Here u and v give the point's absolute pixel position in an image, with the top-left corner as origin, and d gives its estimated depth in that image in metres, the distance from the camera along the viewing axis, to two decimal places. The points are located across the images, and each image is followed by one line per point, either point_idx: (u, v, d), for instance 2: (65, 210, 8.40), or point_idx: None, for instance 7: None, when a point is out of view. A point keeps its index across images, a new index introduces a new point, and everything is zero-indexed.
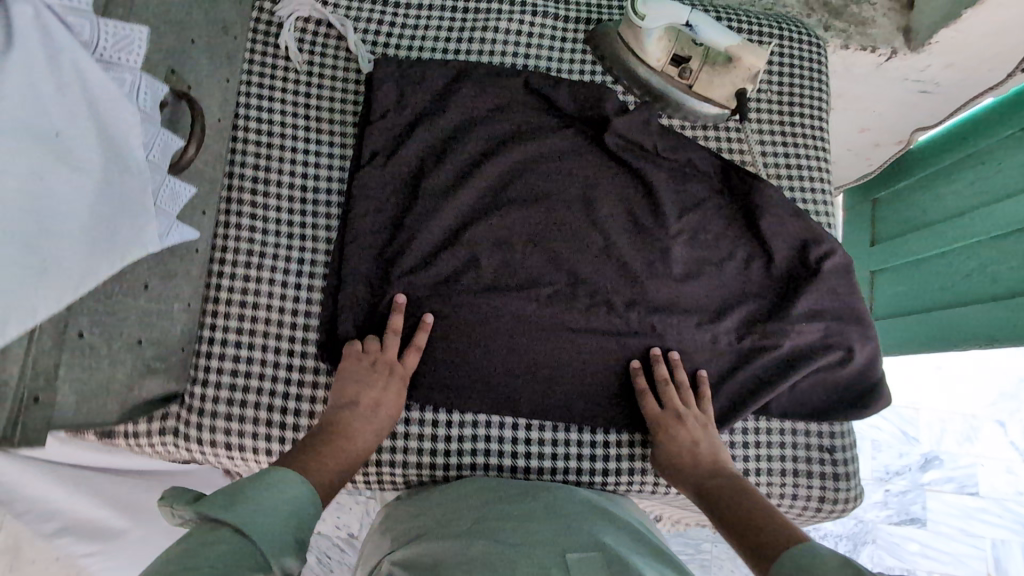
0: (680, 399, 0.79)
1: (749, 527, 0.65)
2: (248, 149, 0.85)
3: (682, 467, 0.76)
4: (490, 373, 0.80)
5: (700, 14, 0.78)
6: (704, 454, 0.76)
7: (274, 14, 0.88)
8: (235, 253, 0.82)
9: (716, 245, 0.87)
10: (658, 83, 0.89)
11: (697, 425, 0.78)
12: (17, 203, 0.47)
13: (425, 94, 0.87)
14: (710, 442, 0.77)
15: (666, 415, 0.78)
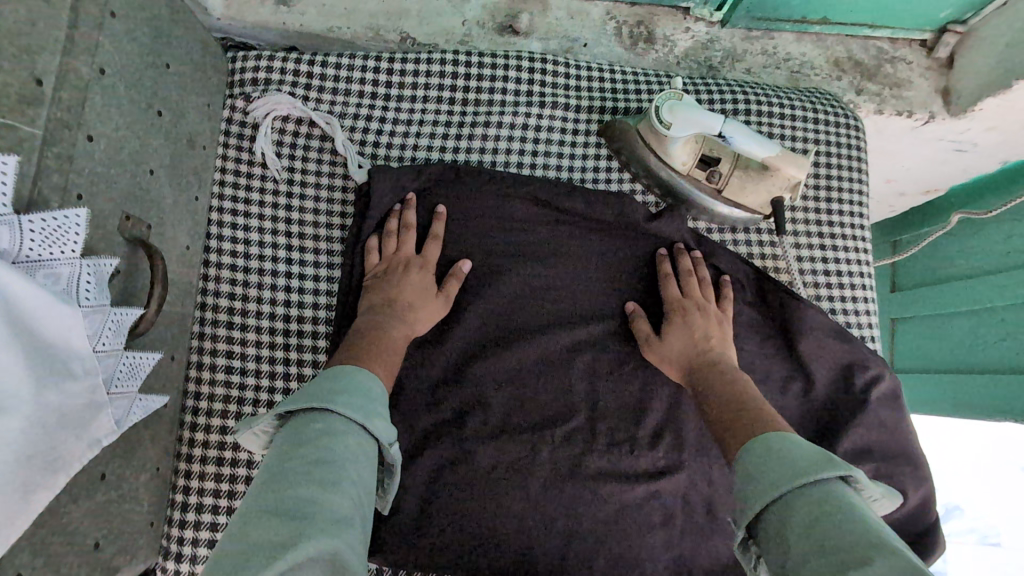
0: (698, 282, 0.76)
1: (734, 412, 0.60)
2: (223, 274, 0.75)
3: (687, 338, 0.71)
4: (503, 530, 0.71)
5: (735, 125, 0.71)
6: (711, 338, 0.71)
7: (249, 115, 0.79)
8: (211, 399, 0.72)
9: (751, 369, 0.78)
10: (683, 186, 0.79)
11: (711, 317, 0.73)
12: None
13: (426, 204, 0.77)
14: (717, 326, 0.73)
15: (681, 301, 0.74)
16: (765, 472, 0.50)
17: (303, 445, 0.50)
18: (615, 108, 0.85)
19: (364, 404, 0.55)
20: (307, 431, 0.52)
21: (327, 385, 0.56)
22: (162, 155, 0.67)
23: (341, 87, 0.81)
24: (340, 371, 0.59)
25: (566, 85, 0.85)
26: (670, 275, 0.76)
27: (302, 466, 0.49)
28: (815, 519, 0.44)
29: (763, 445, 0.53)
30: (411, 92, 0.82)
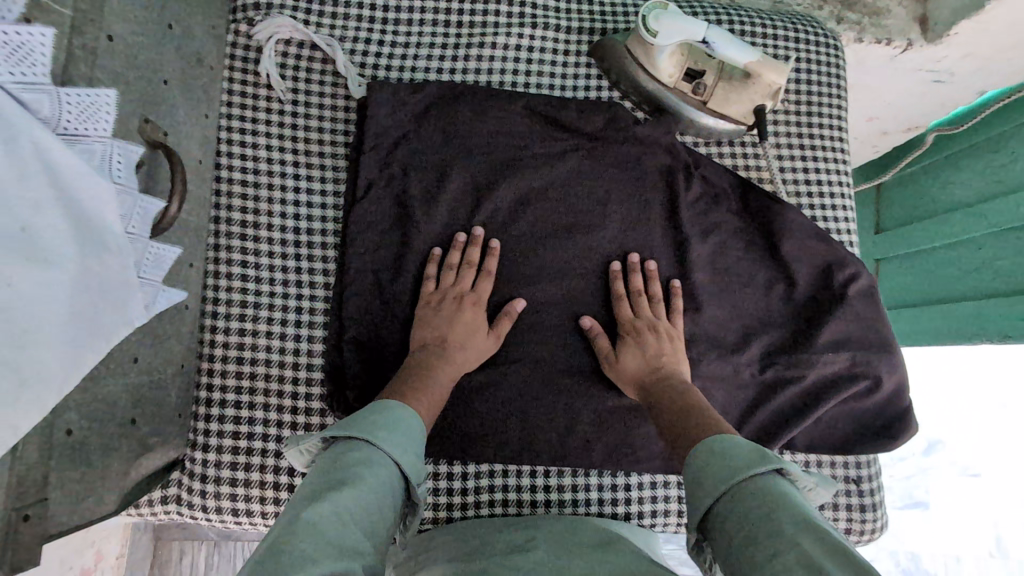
0: (646, 299, 0.79)
1: (694, 421, 0.64)
2: (235, 190, 0.79)
3: (642, 355, 0.75)
4: (507, 419, 0.77)
5: (718, 30, 0.75)
6: (668, 358, 0.75)
7: (252, 38, 0.81)
8: (229, 305, 0.76)
9: (736, 271, 0.83)
10: (670, 101, 0.83)
11: (668, 334, 0.77)
12: None
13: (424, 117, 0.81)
14: (673, 358, 0.75)
15: (639, 327, 0.77)
16: (715, 476, 0.55)
17: (346, 468, 0.55)
18: (605, 29, 0.88)
19: (403, 446, 0.60)
20: (350, 455, 0.56)
21: (370, 418, 0.61)
22: (173, 68, 0.70)
23: (340, 11, 0.84)
24: (386, 406, 0.64)
25: (558, 7, 0.88)
26: (623, 296, 0.79)
27: (346, 484, 0.53)
28: (752, 515, 0.50)
29: (713, 451, 0.57)
30: (409, 16, 0.85)
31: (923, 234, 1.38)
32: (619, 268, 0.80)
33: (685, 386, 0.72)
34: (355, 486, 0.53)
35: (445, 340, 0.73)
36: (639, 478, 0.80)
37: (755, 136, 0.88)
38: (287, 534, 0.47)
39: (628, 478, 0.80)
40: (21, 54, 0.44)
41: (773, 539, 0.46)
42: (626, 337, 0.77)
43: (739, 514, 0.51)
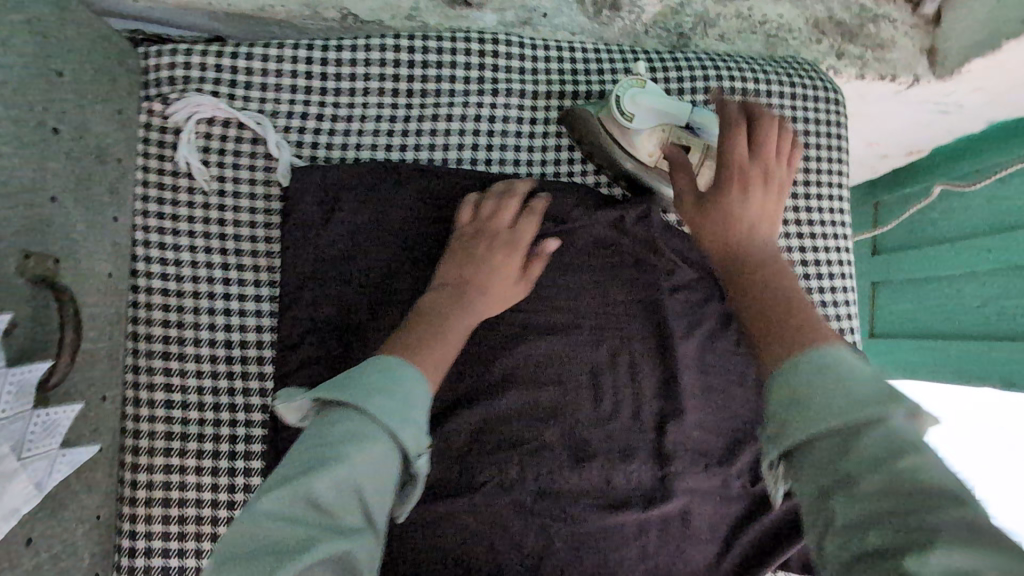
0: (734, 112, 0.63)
1: (782, 317, 0.51)
2: (154, 299, 0.69)
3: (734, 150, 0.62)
4: (471, 553, 0.69)
5: (704, 115, 0.69)
6: (754, 188, 0.62)
7: (169, 119, 0.70)
8: (152, 437, 0.67)
9: (724, 369, 0.76)
10: (650, 179, 0.73)
11: (761, 161, 0.63)
12: None
13: (371, 204, 0.71)
14: (763, 178, 0.63)
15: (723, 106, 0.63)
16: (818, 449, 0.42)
17: (332, 445, 0.49)
18: (576, 92, 0.78)
19: (393, 407, 0.51)
20: (338, 429, 0.50)
21: (371, 377, 0.53)
22: (64, 178, 0.59)
23: (271, 82, 0.72)
24: (388, 362, 0.56)
25: (522, 68, 0.77)
26: (723, 110, 0.63)
27: (315, 469, 0.47)
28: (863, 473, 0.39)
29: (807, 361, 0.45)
30: (350, 84, 0.74)
31: (915, 263, 1.29)
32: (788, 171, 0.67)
33: (767, 244, 0.61)
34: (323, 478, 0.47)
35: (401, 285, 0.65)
36: None
37: None
38: (254, 529, 0.45)
39: None
40: None
41: (892, 506, 0.38)
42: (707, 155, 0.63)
43: (837, 455, 0.40)
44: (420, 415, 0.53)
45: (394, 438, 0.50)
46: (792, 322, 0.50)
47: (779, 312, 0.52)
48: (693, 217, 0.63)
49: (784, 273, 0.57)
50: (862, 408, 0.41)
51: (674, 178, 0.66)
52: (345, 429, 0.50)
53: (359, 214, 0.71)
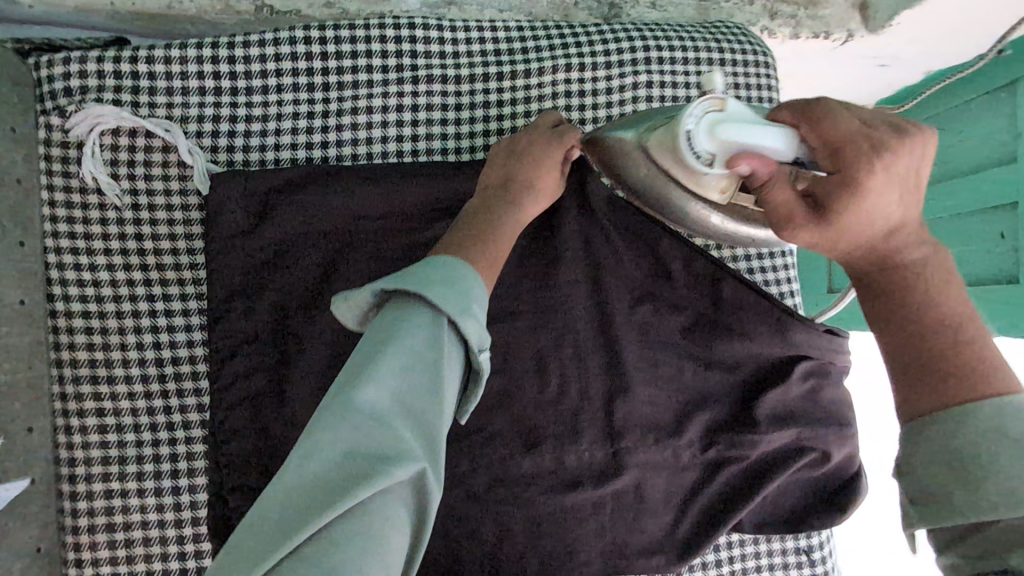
0: (800, 113, 0.52)
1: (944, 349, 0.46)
2: (76, 323, 0.66)
3: (838, 156, 0.49)
4: (428, 548, 0.69)
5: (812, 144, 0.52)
6: (885, 182, 0.49)
7: (69, 132, 0.67)
8: (88, 465, 0.65)
9: (670, 342, 0.75)
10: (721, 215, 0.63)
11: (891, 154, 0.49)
12: None
13: (297, 205, 0.68)
14: (905, 173, 0.50)
15: (802, 113, 0.52)
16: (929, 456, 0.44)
17: (422, 340, 0.47)
18: (501, 74, 0.76)
19: (457, 301, 0.49)
20: (418, 324, 0.48)
21: (434, 276, 0.51)
22: None
23: (176, 85, 0.69)
24: (439, 263, 0.53)
25: (443, 53, 0.75)
26: (800, 114, 0.52)
27: (414, 352, 0.46)
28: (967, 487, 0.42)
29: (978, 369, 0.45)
30: (262, 82, 0.71)
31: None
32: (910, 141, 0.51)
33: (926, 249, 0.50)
34: (425, 367, 0.46)
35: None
36: None
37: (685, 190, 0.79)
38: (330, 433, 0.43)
39: None
40: None
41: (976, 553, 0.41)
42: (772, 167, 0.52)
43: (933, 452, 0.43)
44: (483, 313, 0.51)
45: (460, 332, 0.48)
46: (959, 368, 0.45)
47: (944, 373, 0.45)
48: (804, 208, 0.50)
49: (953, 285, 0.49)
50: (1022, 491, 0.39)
51: (772, 194, 0.52)
52: (405, 334, 0.47)
53: (285, 217, 0.68)
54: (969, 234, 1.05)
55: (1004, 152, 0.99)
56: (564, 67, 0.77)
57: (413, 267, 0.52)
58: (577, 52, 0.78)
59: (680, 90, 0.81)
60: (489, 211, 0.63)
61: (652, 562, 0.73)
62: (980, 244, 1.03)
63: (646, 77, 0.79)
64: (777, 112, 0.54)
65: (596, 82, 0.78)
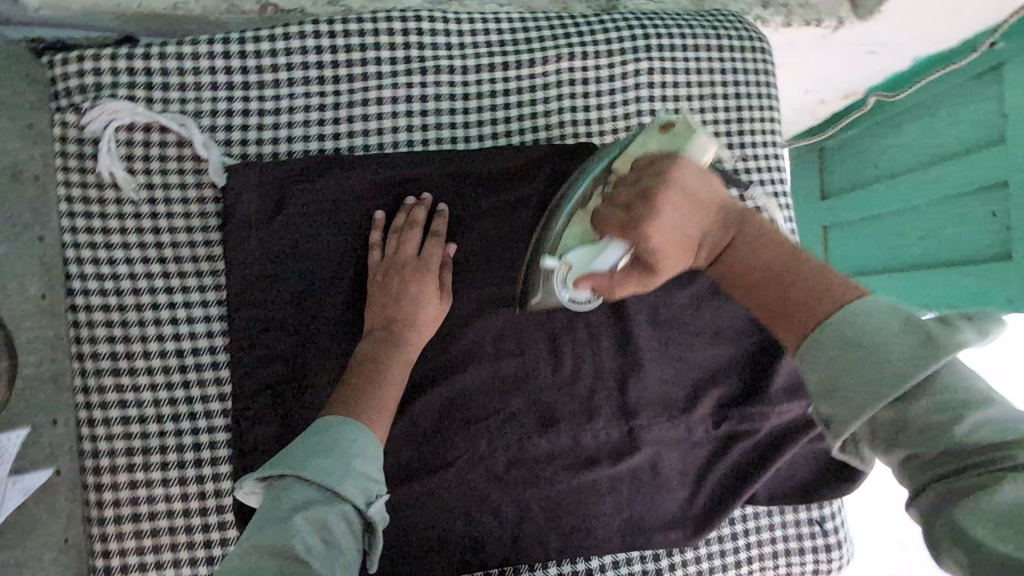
0: (620, 210, 0.57)
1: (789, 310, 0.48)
2: (95, 316, 0.67)
3: (664, 247, 0.55)
4: (450, 528, 0.70)
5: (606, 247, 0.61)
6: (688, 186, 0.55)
7: (85, 129, 0.68)
8: (112, 456, 0.66)
9: (680, 320, 0.76)
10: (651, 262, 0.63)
11: (675, 195, 0.55)
12: None
13: (314, 195, 0.70)
14: (691, 195, 0.55)
15: (631, 224, 0.55)
16: (912, 432, 0.40)
17: (289, 508, 0.50)
18: (506, 63, 0.77)
19: (336, 468, 0.54)
20: (289, 499, 0.52)
21: (306, 445, 0.56)
22: None
23: (189, 81, 0.70)
24: (317, 428, 0.58)
25: (449, 44, 0.76)
26: (626, 224, 0.56)
27: (278, 523, 0.49)
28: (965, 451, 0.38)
29: (835, 326, 0.44)
30: (273, 76, 0.72)
31: (858, 203, 1.31)
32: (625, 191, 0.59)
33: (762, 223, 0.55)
34: (290, 521, 0.49)
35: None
36: (600, 559, 0.75)
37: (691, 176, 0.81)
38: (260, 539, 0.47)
39: (589, 561, 0.74)
40: None
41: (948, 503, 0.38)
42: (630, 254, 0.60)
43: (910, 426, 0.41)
44: (369, 466, 0.56)
45: (338, 493, 0.53)
46: (800, 302, 0.48)
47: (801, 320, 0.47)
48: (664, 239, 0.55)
49: (791, 253, 0.52)
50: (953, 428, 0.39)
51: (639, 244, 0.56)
52: (287, 495, 0.52)
53: (302, 208, 0.70)
54: (960, 215, 1.08)
55: (992, 133, 1.02)
56: (566, 55, 0.79)
57: (291, 443, 0.57)
58: (579, 41, 0.79)
59: (681, 76, 0.82)
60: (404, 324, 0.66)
61: (669, 536, 0.74)
62: (973, 222, 1.05)
63: (647, 64, 0.81)
64: (605, 230, 0.59)
65: (599, 70, 0.80)
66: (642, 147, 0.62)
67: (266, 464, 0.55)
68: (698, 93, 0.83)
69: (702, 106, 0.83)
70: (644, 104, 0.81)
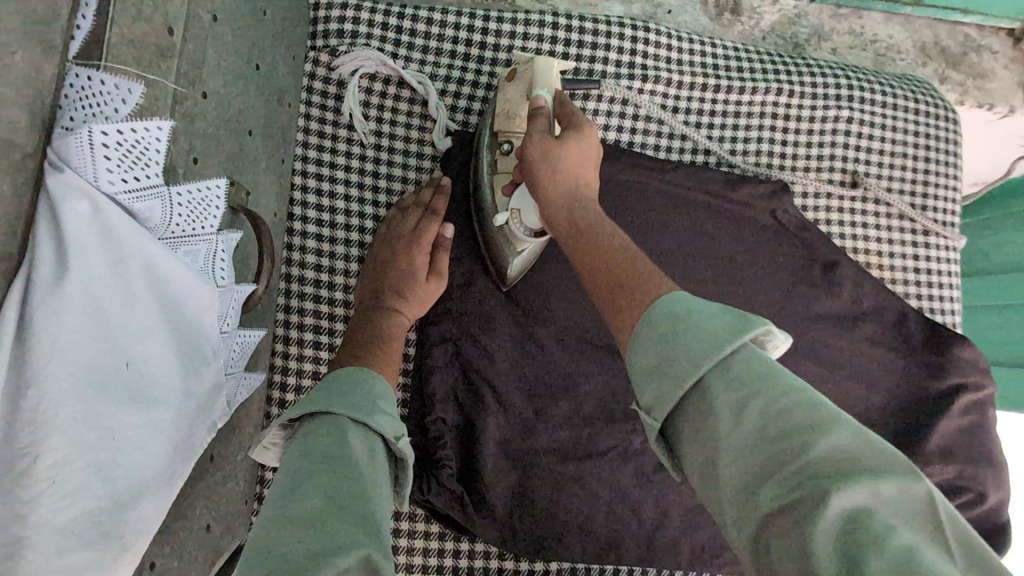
0: (542, 134, 0.59)
1: (621, 278, 0.48)
2: (308, 242, 0.71)
3: (559, 177, 0.57)
4: (595, 519, 0.71)
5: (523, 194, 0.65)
6: (583, 168, 0.59)
7: (334, 71, 0.72)
8: (299, 376, 0.69)
9: (841, 361, 0.78)
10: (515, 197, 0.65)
11: (574, 145, 0.58)
12: (97, 462, 0.35)
13: (407, 197, 0.71)
14: (590, 155, 0.59)
15: (542, 158, 0.58)
16: (714, 415, 0.38)
17: (322, 447, 0.48)
18: (718, 85, 0.81)
19: (364, 404, 0.53)
20: (320, 431, 0.50)
21: (326, 393, 0.54)
22: (258, 114, 0.61)
23: (433, 46, 0.74)
24: (340, 375, 0.56)
25: (668, 57, 0.80)
26: (542, 161, 0.58)
27: (312, 461, 0.47)
28: (767, 439, 0.36)
29: (661, 314, 0.43)
30: (508, 56, 0.76)
31: None
32: (542, 104, 0.62)
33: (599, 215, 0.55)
34: (321, 455, 0.48)
35: (385, 289, 0.65)
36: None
37: (869, 228, 0.83)
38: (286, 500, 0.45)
39: None
40: (135, 157, 0.36)
41: (786, 489, 0.34)
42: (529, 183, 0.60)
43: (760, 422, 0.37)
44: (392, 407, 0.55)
45: (371, 428, 0.51)
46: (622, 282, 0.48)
47: (637, 278, 0.47)
48: (545, 197, 0.58)
49: (586, 177, 0.59)
50: (801, 426, 0.35)
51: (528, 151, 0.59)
52: (317, 431, 0.50)
53: (398, 211, 0.70)
54: None
55: None
56: (774, 89, 0.82)
57: (313, 390, 0.54)
58: (788, 78, 0.82)
59: (876, 129, 0.84)
60: (400, 289, 0.65)
61: None
62: None
63: (846, 112, 0.83)
64: (531, 149, 0.59)
65: (800, 109, 0.82)
66: (505, 100, 0.67)
67: (294, 405, 0.53)
68: (890, 148, 0.85)
69: (891, 162, 0.85)
70: (837, 150, 0.83)
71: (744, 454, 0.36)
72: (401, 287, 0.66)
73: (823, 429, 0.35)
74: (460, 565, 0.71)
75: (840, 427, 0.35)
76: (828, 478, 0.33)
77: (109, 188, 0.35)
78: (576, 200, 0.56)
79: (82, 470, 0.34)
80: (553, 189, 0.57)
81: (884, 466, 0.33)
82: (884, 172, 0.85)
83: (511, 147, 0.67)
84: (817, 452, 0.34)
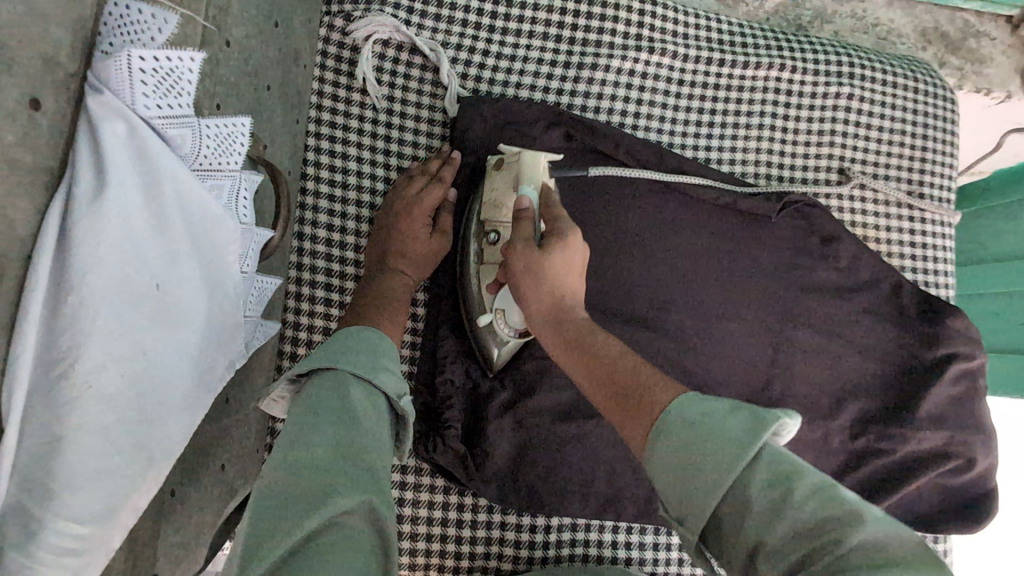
0: (526, 242, 0.60)
1: (616, 386, 0.48)
2: (320, 203, 0.72)
3: (546, 283, 0.57)
4: (595, 476, 0.73)
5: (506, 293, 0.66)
6: (569, 273, 0.59)
7: (348, 36, 0.74)
8: (310, 331, 0.70)
9: (838, 330, 0.80)
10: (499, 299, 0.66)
11: (558, 253, 0.58)
12: (131, 376, 0.36)
13: (415, 166, 0.73)
14: (576, 259, 0.59)
15: (529, 270, 0.58)
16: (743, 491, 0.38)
17: (330, 403, 0.49)
18: (723, 60, 0.82)
19: (368, 360, 0.53)
20: (327, 387, 0.51)
21: (332, 347, 0.55)
22: (276, 72, 0.62)
23: (445, 14, 0.76)
24: (345, 334, 0.57)
25: (675, 31, 0.82)
26: (526, 273, 0.58)
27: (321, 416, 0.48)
28: (799, 528, 0.36)
29: (664, 430, 0.43)
30: (518, 26, 0.78)
31: None
32: (525, 204, 0.62)
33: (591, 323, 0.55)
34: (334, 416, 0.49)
35: (389, 253, 0.67)
36: None
37: (867, 202, 0.85)
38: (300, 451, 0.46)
39: None
40: (169, 83, 0.37)
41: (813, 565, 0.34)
42: (515, 289, 0.60)
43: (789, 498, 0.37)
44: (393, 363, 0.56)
45: (375, 384, 0.52)
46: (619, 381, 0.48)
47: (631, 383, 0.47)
48: (532, 308, 0.58)
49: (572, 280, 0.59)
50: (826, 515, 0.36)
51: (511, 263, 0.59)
52: (323, 387, 0.51)
53: (402, 178, 0.72)
54: None
55: None
56: (777, 65, 0.83)
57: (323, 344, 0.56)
58: (790, 55, 0.84)
59: (875, 107, 0.86)
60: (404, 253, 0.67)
61: None
62: None
63: (847, 90, 0.85)
64: (514, 264, 0.59)
65: (802, 85, 0.84)
66: (491, 190, 0.68)
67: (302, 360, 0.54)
68: (888, 125, 0.87)
69: (890, 139, 0.87)
70: (838, 125, 0.85)
71: (779, 539, 0.36)
72: (405, 249, 0.67)
73: (852, 525, 0.35)
74: (464, 519, 0.73)
75: (866, 520, 0.35)
76: (862, 571, 0.33)
77: (144, 112, 0.36)
78: (564, 311, 0.56)
79: (118, 380, 0.35)
80: (543, 298, 0.58)
81: (915, 559, 0.33)
82: (883, 149, 0.86)
83: (498, 236, 0.67)
84: (848, 544, 0.34)
